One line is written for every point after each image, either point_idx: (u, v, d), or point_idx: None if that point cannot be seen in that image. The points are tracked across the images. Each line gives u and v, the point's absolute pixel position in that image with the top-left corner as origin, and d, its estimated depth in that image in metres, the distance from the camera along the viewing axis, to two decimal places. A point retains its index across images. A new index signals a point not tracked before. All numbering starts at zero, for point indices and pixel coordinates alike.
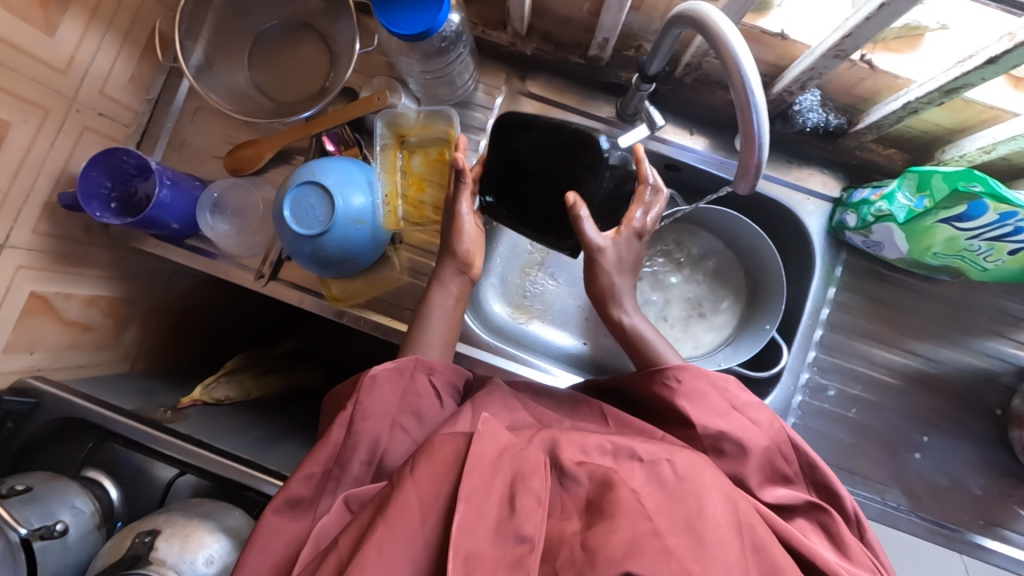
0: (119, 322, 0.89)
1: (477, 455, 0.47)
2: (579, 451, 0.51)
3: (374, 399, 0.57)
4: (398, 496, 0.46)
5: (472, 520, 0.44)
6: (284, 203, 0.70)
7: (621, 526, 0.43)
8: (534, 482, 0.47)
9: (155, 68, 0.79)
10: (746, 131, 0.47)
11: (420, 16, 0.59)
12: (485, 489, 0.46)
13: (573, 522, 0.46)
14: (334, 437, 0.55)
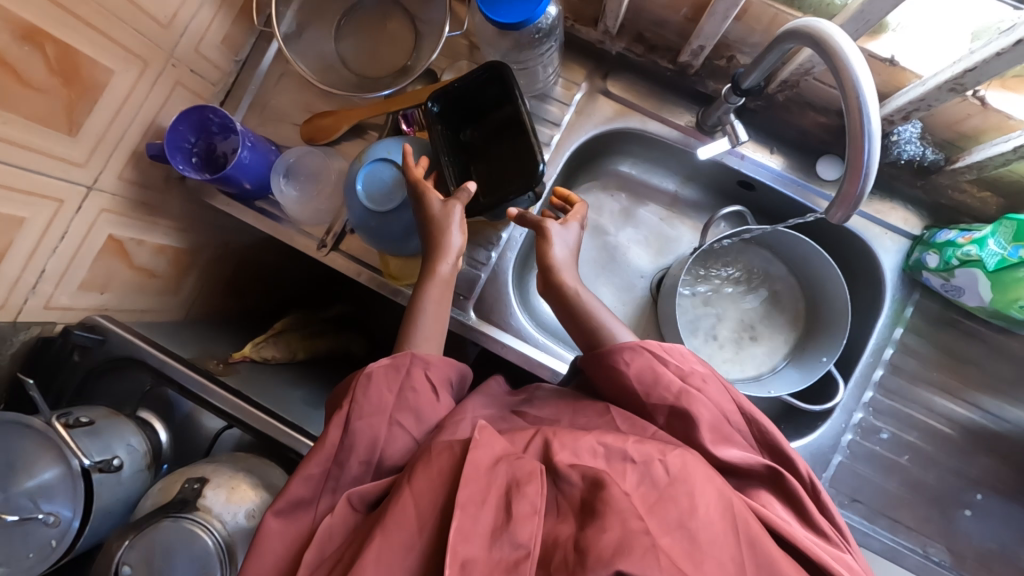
0: (181, 270, 0.92)
1: (474, 464, 0.48)
2: (573, 451, 0.51)
3: (370, 402, 0.57)
4: (395, 506, 0.48)
5: (472, 520, 0.45)
6: (359, 176, 0.71)
7: (612, 527, 0.43)
8: (527, 488, 0.46)
9: (247, 31, 0.80)
10: (854, 159, 0.45)
11: (520, 6, 0.59)
12: (480, 497, 0.46)
13: (567, 524, 0.46)
14: (332, 440, 0.55)
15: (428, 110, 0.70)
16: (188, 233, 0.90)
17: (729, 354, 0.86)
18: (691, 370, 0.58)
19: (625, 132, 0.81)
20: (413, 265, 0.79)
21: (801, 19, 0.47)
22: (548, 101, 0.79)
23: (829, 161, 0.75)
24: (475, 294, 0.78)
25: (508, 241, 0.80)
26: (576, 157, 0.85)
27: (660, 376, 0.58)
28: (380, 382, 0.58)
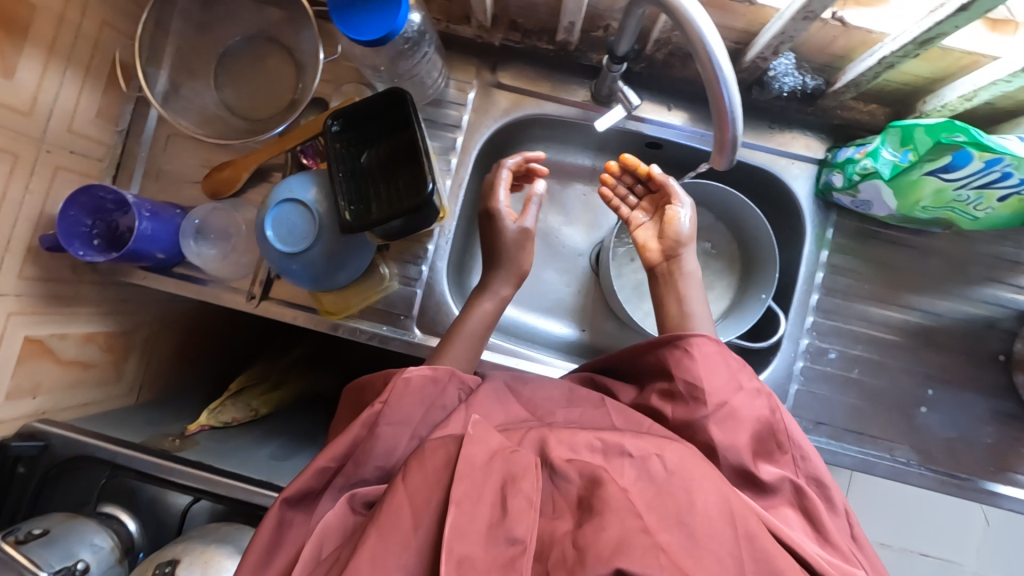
0: (118, 355, 0.89)
1: (466, 461, 0.48)
2: (570, 446, 0.52)
3: (401, 406, 0.56)
4: (392, 500, 0.48)
5: (464, 517, 0.46)
6: (265, 222, 0.70)
7: (610, 523, 0.45)
8: (524, 483, 0.48)
9: (121, 98, 0.77)
10: (718, 107, 0.46)
11: (379, 20, 0.58)
12: (476, 493, 0.47)
13: (563, 520, 0.48)
14: (355, 432, 0.55)
15: (326, 126, 0.69)
16: (116, 315, 0.87)
17: None
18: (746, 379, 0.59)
19: (525, 120, 0.81)
20: (347, 295, 0.77)
21: None
22: (446, 105, 0.79)
23: None
24: (417, 308, 0.79)
25: (436, 251, 0.80)
26: (486, 153, 0.85)
27: (716, 374, 0.58)
28: (415, 385, 0.57)
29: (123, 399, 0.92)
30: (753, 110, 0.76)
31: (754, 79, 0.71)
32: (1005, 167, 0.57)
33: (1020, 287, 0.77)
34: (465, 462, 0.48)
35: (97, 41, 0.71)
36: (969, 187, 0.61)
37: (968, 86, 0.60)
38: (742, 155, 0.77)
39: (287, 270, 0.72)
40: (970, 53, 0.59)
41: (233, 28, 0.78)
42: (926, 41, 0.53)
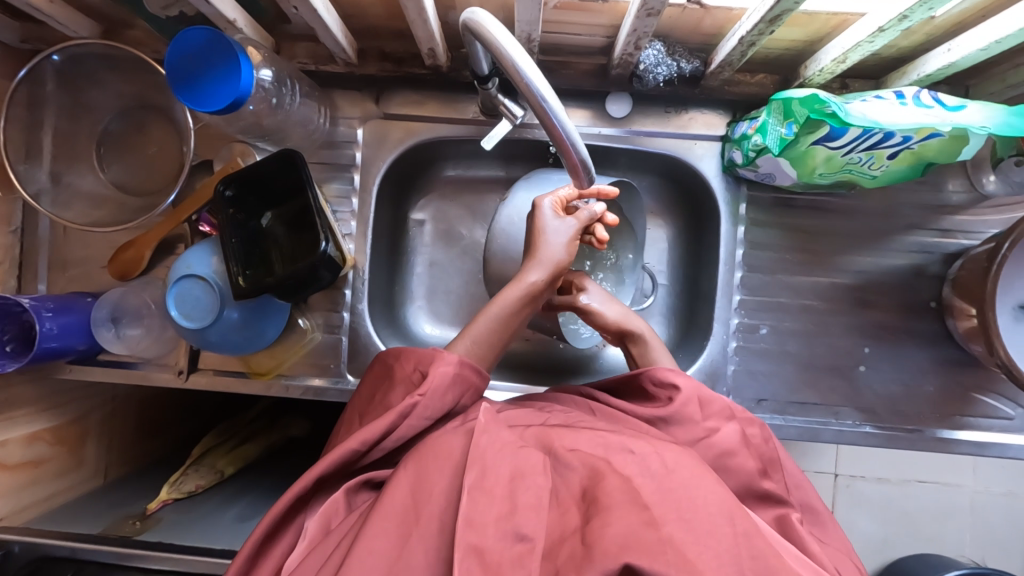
0: (72, 443, 0.89)
1: (480, 450, 0.47)
2: (573, 438, 0.50)
3: (436, 397, 0.57)
4: (392, 495, 0.46)
5: (478, 507, 0.43)
6: (169, 302, 0.68)
7: (615, 519, 0.41)
8: (533, 477, 0.46)
9: (7, 198, 0.75)
10: (557, 137, 0.48)
11: (222, 88, 0.56)
12: (485, 486, 0.44)
13: (570, 516, 0.44)
14: (389, 420, 0.55)
15: (217, 193, 0.68)
16: (58, 409, 0.87)
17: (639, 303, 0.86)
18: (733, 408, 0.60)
19: (421, 145, 0.80)
20: (276, 353, 0.78)
21: (466, 15, 0.46)
22: (340, 145, 0.77)
23: (617, 98, 0.73)
24: (346, 354, 0.79)
25: (355, 294, 0.79)
26: (390, 184, 0.83)
27: (713, 403, 0.59)
28: (448, 378, 0.58)
29: (90, 481, 0.92)
30: (644, 98, 0.74)
31: (629, 74, 0.70)
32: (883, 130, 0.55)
33: (944, 230, 0.76)
34: (482, 451, 0.47)
35: None
36: (856, 151, 0.59)
37: (838, 49, 0.57)
38: (646, 144, 0.76)
39: (205, 341, 0.71)
40: (836, 13, 0.57)
41: (104, 106, 0.75)
42: (773, 18, 0.51)
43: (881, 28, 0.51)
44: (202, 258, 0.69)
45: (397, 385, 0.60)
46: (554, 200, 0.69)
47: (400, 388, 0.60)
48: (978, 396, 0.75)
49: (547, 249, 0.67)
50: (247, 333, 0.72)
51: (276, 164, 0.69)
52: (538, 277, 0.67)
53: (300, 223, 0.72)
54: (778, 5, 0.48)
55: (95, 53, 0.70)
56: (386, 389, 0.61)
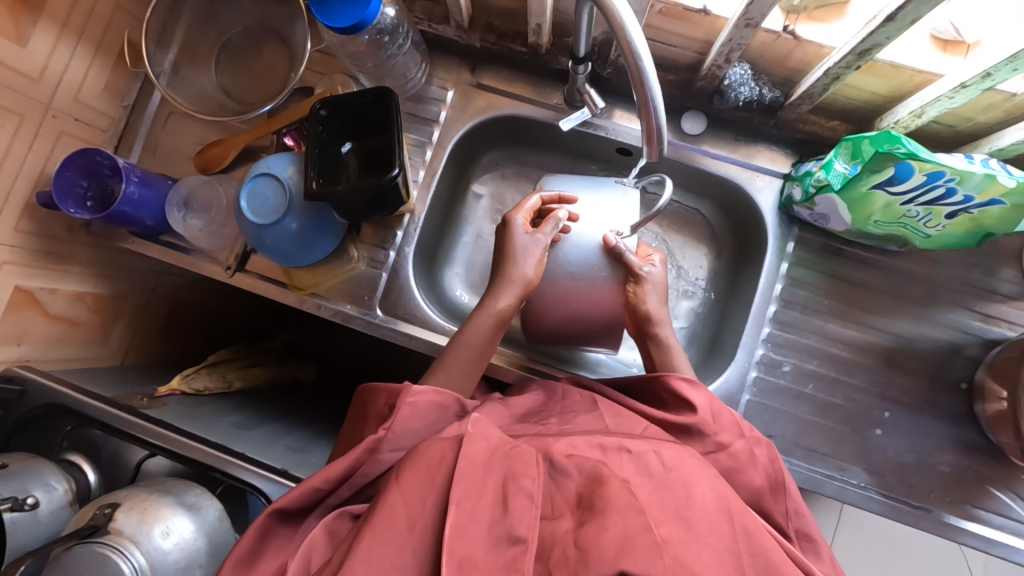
0: (107, 318, 0.93)
1: (469, 456, 0.48)
2: (569, 444, 0.53)
3: (405, 430, 0.59)
4: (384, 506, 0.47)
5: (474, 513, 0.46)
6: (241, 194, 0.73)
7: (614, 522, 0.44)
8: (525, 480, 0.48)
9: (129, 76, 0.83)
10: (642, 98, 0.51)
11: (351, 10, 0.63)
12: (478, 491, 0.47)
13: (565, 519, 0.46)
14: (355, 459, 0.57)
15: (313, 110, 0.73)
16: (105, 280, 0.91)
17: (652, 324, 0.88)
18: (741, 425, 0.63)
19: (501, 118, 0.85)
20: (318, 273, 0.81)
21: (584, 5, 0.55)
22: (428, 101, 0.83)
23: (693, 116, 0.77)
24: (380, 290, 0.82)
25: (405, 236, 0.83)
26: (463, 151, 0.88)
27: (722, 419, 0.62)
28: (420, 408, 0.61)
29: (109, 359, 0.95)
30: (718, 120, 0.78)
31: (713, 89, 0.73)
32: (947, 182, 0.57)
33: (987, 315, 0.76)
34: (473, 458, 0.48)
35: (109, 23, 0.78)
36: (916, 202, 0.61)
37: (917, 102, 0.61)
38: (711, 166, 0.79)
39: (260, 242, 0.75)
40: (920, 71, 0.60)
41: (235, 19, 0.84)
42: (864, 51, 0.54)
43: (963, 84, 0.54)
44: (282, 163, 0.74)
45: (373, 423, 0.64)
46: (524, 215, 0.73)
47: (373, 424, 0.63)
48: (993, 490, 0.72)
49: (523, 269, 0.71)
50: (309, 241, 0.77)
51: (374, 96, 0.74)
52: (505, 301, 0.71)
53: (375, 156, 0.76)
54: (870, 38, 0.52)
55: None
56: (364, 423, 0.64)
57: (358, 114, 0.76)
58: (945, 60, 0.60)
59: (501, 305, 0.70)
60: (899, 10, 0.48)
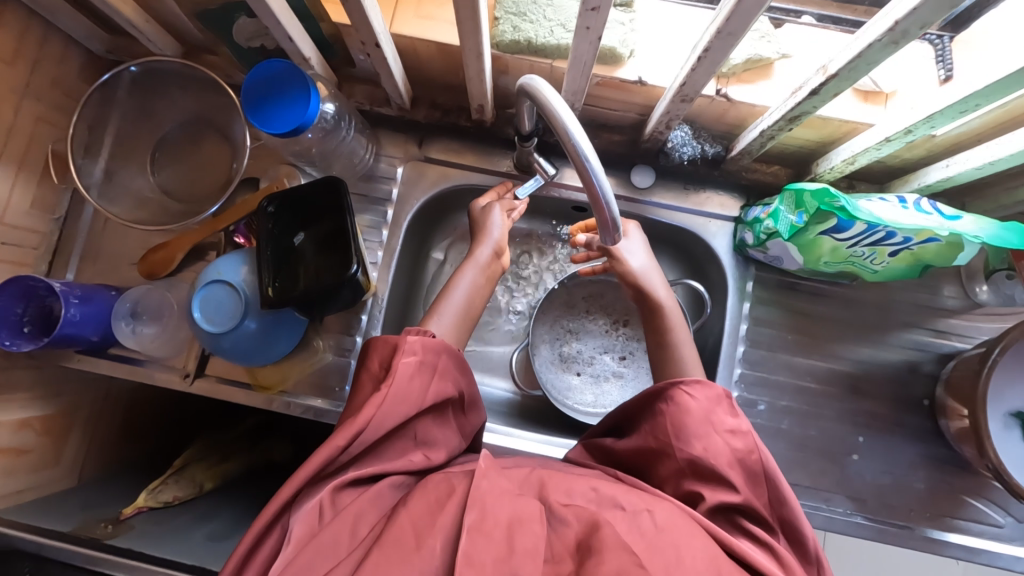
0: (57, 435, 0.85)
1: (481, 493, 0.48)
2: (567, 494, 0.51)
3: (403, 383, 0.57)
4: (394, 527, 0.47)
5: (477, 546, 0.44)
6: (192, 304, 0.70)
7: (609, 558, 0.44)
8: (531, 523, 0.47)
9: (58, 188, 0.79)
10: (593, 194, 0.50)
11: (290, 114, 0.62)
12: (486, 528, 0.45)
13: (564, 565, 0.45)
14: (365, 416, 0.54)
15: (260, 208, 0.70)
16: (52, 398, 0.85)
17: (630, 376, 0.92)
18: (723, 420, 0.56)
19: (454, 189, 0.84)
20: (283, 368, 0.78)
21: (524, 80, 0.51)
22: (378, 180, 0.82)
23: (641, 170, 0.79)
24: (351, 377, 0.79)
25: (370, 320, 0.81)
26: (420, 221, 0.87)
27: (690, 422, 0.56)
28: (413, 369, 0.59)
29: (64, 479, 0.87)
30: (665, 174, 0.80)
31: (657, 149, 0.78)
32: (886, 228, 0.59)
33: (938, 331, 0.80)
34: (483, 495, 0.48)
35: (31, 136, 0.72)
36: (860, 245, 0.64)
37: (849, 151, 0.64)
38: (665, 217, 0.81)
39: (216, 349, 0.72)
40: (848, 121, 0.63)
41: (167, 118, 0.81)
42: (793, 117, 0.57)
43: (888, 138, 0.57)
44: (233, 266, 0.71)
45: (366, 386, 0.60)
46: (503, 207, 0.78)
47: (369, 386, 0.59)
48: (968, 499, 0.76)
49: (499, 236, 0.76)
50: (276, 336, 0.74)
51: (326, 182, 0.71)
52: (487, 253, 0.75)
53: (331, 243, 0.74)
54: (798, 106, 0.54)
55: (174, 71, 0.76)
56: (356, 387, 0.61)
57: (308, 202, 0.74)
58: (868, 110, 0.63)
59: (484, 257, 0.75)
60: (820, 87, 0.50)
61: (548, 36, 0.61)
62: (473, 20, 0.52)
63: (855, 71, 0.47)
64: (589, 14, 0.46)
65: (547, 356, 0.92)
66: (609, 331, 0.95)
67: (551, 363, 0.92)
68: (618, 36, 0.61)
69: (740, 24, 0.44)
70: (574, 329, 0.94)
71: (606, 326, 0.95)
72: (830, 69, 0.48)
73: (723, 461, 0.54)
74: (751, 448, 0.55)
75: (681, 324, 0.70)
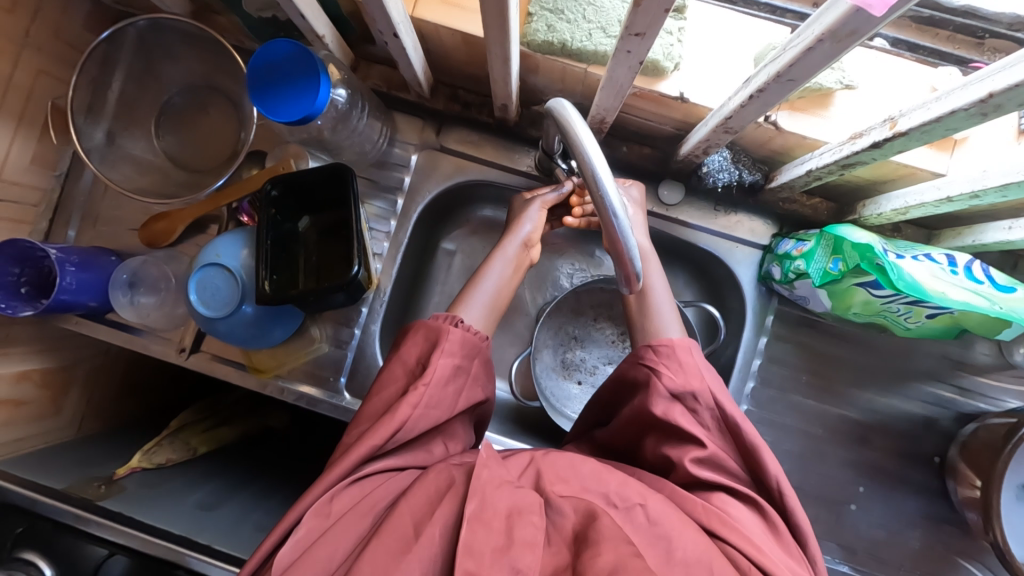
0: (57, 389, 0.80)
1: (481, 482, 0.45)
2: (567, 485, 0.48)
3: (439, 386, 0.54)
4: (394, 517, 0.44)
5: (477, 535, 0.41)
6: (188, 286, 0.67)
7: (607, 549, 0.40)
8: (530, 515, 0.44)
9: (60, 144, 0.75)
10: (617, 248, 0.45)
11: (298, 102, 0.57)
12: (486, 517, 0.42)
13: (562, 554, 0.43)
14: (400, 415, 0.51)
15: (264, 192, 0.66)
16: (55, 351, 0.80)
17: None
18: (692, 385, 0.54)
19: (467, 185, 0.81)
20: (278, 354, 0.76)
21: (551, 101, 0.44)
22: (391, 166, 0.78)
23: (670, 185, 0.74)
24: (347, 370, 0.78)
25: (370, 313, 0.79)
26: (431, 213, 0.83)
27: (659, 384, 0.55)
28: (449, 373, 0.56)
29: (63, 430, 0.82)
30: (694, 193, 0.74)
31: (690, 170, 0.72)
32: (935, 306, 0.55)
33: (961, 388, 0.75)
34: (483, 484, 0.44)
35: (31, 88, 0.68)
36: (897, 302, 0.59)
37: (901, 201, 0.58)
38: (689, 237, 0.76)
39: (216, 333, 0.69)
40: (907, 166, 0.57)
41: (172, 78, 0.77)
42: (847, 164, 0.52)
43: (950, 198, 0.52)
44: (232, 249, 0.68)
45: (394, 371, 0.57)
46: (543, 203, 0.71)
47: (400, 378, 0.56)
48: (961, 562, 0.73)
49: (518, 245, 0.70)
50: (277, 318, 0.72)
51: (335, 167, 0.67)
52: (516, 249, 0.69)
53: (337, 232, 0.74)
54: (855, 156, 0.50)
55: (179, 28, 0.70)
56: (382, 374, 0.58)
57: (314, 186, 0.70)
58: (935, 157, 0.56)
59: (513, 253, 0.69)
60: (886, 142, 0.46)
61: (586, 41, 0.56)
62: (502, 27, 0.46)
63: (929, 134, 0.43)
64: (632, 38, 0.41)
65: (548, 361, 0.88)
66: (616, 341, 0.90)
67: (550, 370, 0.88)
68: (664, 47, 0.55)
69: (802, 72, 0.39)
70: (579, 336, 0.90)
71: (613, 337, 0.90)
72: (900, 125, 0.44)
73: (687, 427, 0.52)
74: (713, 398, 0.54)
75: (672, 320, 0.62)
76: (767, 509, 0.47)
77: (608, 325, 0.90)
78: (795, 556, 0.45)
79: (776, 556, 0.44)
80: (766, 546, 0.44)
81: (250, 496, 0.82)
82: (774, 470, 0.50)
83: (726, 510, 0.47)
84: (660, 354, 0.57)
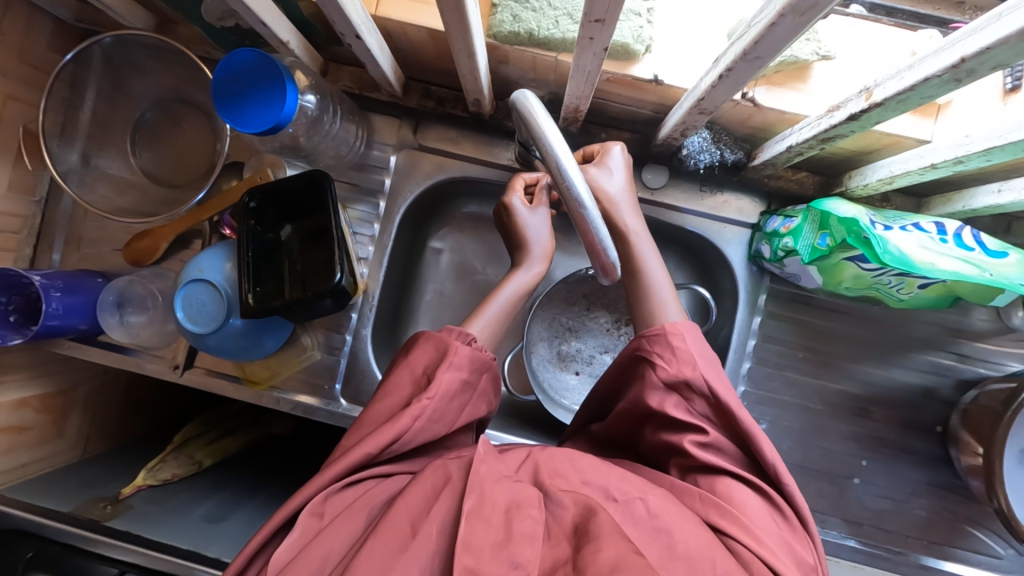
0: (57, 413, 0.80)
1: (479, 477, 0.44)
2: (567, 479, 0.47)
3: (444, 401, 0.54)
4: (393, 513, 0.43)
5: (476, 532, 0.40)
6: (175, 303, 0.67)
7: (608, 545, 0.39)
8: (529, 508, 0.43)
9: (37, 168, 0.74)
10: (590, 240, 0.44)
11: (265, 111, 0.56)
12: (483, 511, 0.41)
13: (562, 547, 0.41)
14: (401, 425, 0.50)
15: (242, 204, 0.66)
16: (51, 376, 0.80)
17: None
18: (685, 373, 0.53)
19: (449, 182, 0.80)
20: (272, 364, 0.76)
21: (515, 93, 0.44)
22: (370, 169, 0.78)
23: (653, 169, 0.73)
24: (342, 376, 0.78)
25: (360, 318, 0.79)
26: (414, 213, 0.82)
27: (654, 374, 0.54)
28: (455, 389, 0.55)
29: (67, 453, 0.82)
30: (678, 175, 0.73)
31: (671, 152, 0.71)
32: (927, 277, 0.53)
33: (960, 355, 0.75)
34: (481, 479, 0.44)
35: (1, 114, 0.67)
36: (888, 275, 0.58)
37: (886, 170, 0.57)
38: (675, 220, 0.75)
39: (207, 348, 0.69)
40: (890, 134, 0.55)
41: (144, 95, 0.76)
42: (826, 138, 0.51)
43: (934, 165, 0.50)
44: (216, 263, 0.68)
45: (397, 377, 0.56)
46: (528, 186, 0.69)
47: (406, 389, 0.55)
48: (969, 529, 0.73)
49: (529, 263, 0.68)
50: (266, 330, 0.71)
51: (321, 176, 0.66)
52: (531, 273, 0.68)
53: (319, 239, 0.73)
54: (834, 130, 0.49)
55: (145, 43, 0.70)
56: (385, 381, 0.57)
57: (292, 194, 0.69)
58: (917, 124, 0.55)
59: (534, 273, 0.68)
60: (863, 113, 0.45)
61: (553, 28, 0.54)
62: (461, 22, 0.45)
63: (905, 102, 0.42)
64: (592, 25, 0.40)
65: (544, 353, 0.88)
66: (611, 329, 0.89)
67: (546, 363, 0.87)
68: (633, 30, 0.54)
69: (769, 48, 0.38)
70: (574, 327, 0.89)
71: (608, 325, 0.89)
72: (876, 95, 0.43)
73: (684, 417, 0.52)
74: (708, 386, 0.52)
75: (665, 288, 0.62)
76: (765, 494, 0.47)
77: (603, 314, 0.89)
78: (792, 540, 0.45)
79: (774, 541, 0.44)
80: (760, 530, 0.44)
81: (256, 507, 0.83)
82: (774, 455, 0.49)
83: (723, 497, 0.47)
84: (653, 343, 0.55)
